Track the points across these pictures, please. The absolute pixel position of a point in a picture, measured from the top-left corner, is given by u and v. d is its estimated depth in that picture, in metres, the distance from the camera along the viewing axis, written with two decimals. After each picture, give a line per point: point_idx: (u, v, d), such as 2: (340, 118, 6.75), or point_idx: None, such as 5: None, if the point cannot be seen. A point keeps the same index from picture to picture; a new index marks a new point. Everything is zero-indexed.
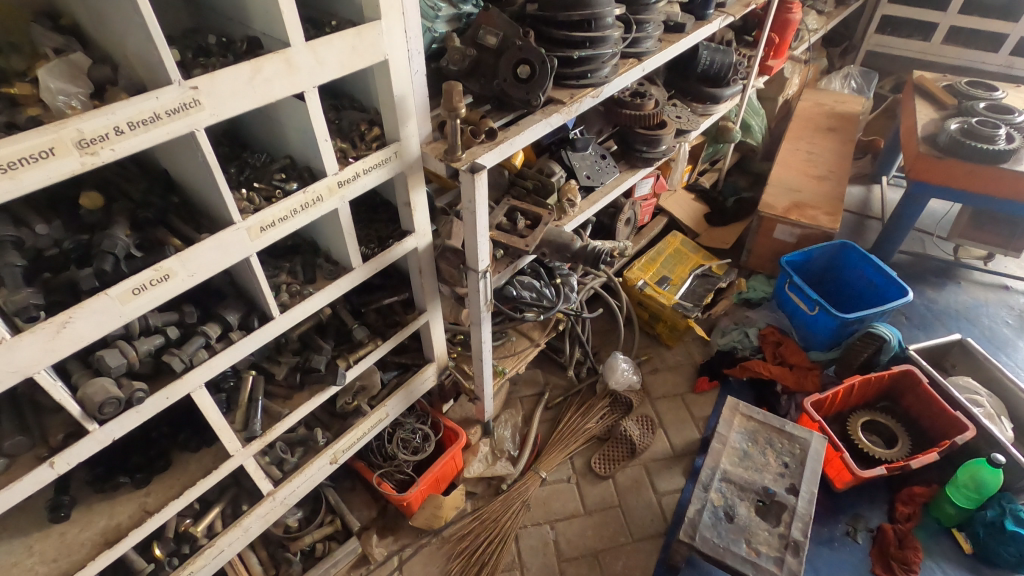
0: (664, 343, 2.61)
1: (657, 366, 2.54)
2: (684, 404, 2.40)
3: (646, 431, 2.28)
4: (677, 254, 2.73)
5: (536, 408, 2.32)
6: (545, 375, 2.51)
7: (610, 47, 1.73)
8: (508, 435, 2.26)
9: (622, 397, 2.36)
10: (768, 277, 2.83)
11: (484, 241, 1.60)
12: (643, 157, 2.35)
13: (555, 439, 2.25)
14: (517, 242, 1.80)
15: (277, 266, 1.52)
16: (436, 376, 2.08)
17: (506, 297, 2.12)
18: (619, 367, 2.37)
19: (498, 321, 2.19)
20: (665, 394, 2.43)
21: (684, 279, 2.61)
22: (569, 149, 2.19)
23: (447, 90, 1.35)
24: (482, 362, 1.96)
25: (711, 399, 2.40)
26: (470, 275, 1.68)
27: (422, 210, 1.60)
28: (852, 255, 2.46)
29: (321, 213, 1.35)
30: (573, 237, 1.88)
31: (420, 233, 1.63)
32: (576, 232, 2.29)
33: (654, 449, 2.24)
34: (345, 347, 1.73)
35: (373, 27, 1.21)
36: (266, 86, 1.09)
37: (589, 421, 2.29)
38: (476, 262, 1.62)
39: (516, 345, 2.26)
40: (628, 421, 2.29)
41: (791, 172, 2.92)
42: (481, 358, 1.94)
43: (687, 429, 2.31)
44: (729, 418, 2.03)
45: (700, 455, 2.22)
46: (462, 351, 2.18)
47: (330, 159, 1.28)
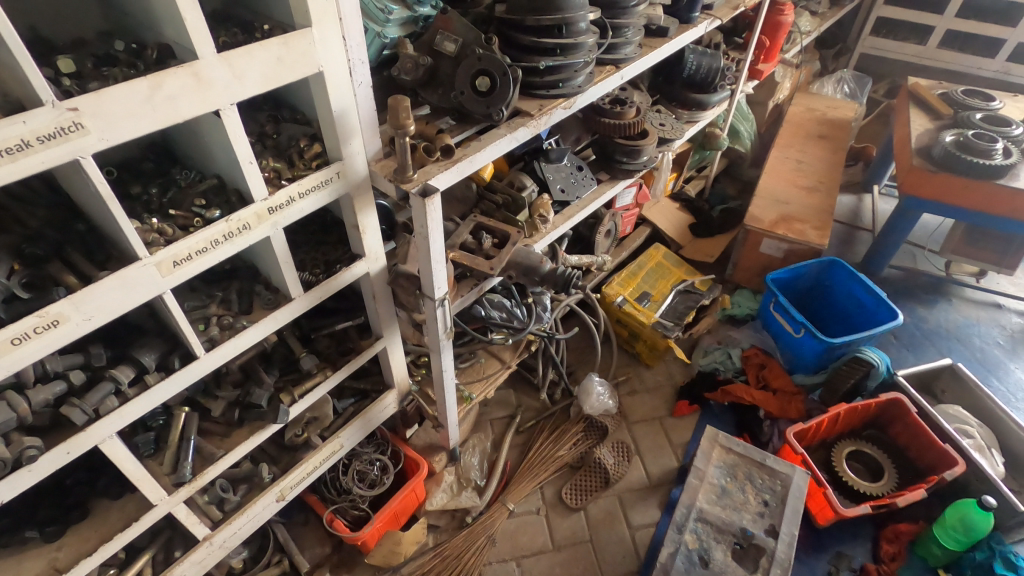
0: (644, 363, 2.49)
1: (635, 387, 2.42)
2: (662, 430, 2.28)
3: (621, 460, 2.16)
4: (660, 267, 2.60)
5: (506, 434, 2.19)
6: (517, 396, 2.38)
7: (583, 55, 1.59)
8: (476, 463, 2.14)
9: (597, 423, 2.24)
10: (753, 292, 2.72)
11: (441, 267, 1.46)
12: (623, 168, 2.21)
13: (525, 467, 2.13)
14: (481, 265, 1.66)
15: (210, 295, 1.38)
16: (397, 402, 1.95)
17: (474, 317, 1.95)
18: (595, 390, 2.24)
19: (465, 344, 2.06)
20: (642, 418, 2.32)
21: (665, 296, 2.49)
22: (543, 160, 2.05)
23: (393, 105, 1.20)
24: (444, 390, 1.83)
25: (690, 424, 2.29)
26: (426, 302, 1.55)
27: (372, 233, 1.46)
28: (841, 272, 2.34)
29: (250, 242, 1.20)
30: (543, 258, 1.75)
31: (372, 257, 1.49)
32: (550, 247, 2.16)
33: (630, 478, 2.13)
34: (291, 378, 1.59)
35: (303, 35, 1.06)
36: (170, 104, 0.94)
37: (561, 449, 2.16)
38: (432, 290, 1.49)
39: (485, 367, 2.13)
40: (602, 448, 2.17)
41: (780, 182, 2.80)
42: (444, 386, 1.81)
43: (664, 457, 2.19)
44: (708, 450, 1.92)
45: (678, 485, 2.10)
46: (426, 374, 2.05)
47: (257, 183, 1.14)
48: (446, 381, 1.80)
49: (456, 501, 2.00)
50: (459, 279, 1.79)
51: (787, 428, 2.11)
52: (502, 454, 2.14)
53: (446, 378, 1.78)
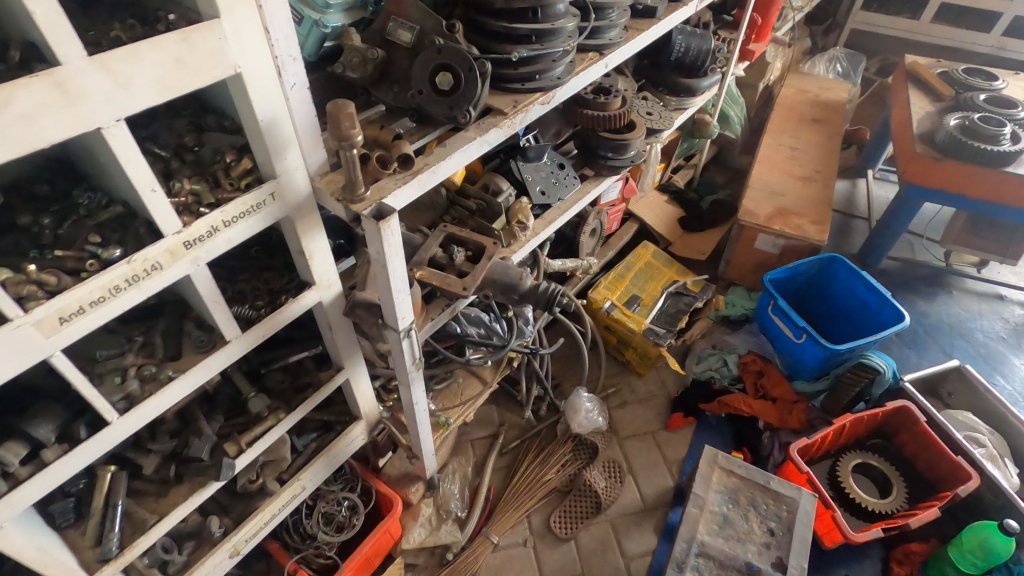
0: (634, 371, 2.33)
1: (626, 399, 2.26)
2: (656, 445, 2.13)
3: (613, 482, 2.00)
4: (649, 268, 2.42)
5: (488, 457, 2.02)
6: (499, 413, 2.20)
7: (562, 42, 1.38)
8: (456, 491, 1.97)
9: (587, 441, 2.08)
10: (747, 289, 2.58)
11: (405, 295, 1.26)
12: (609, 164, 2.02)
13: (510, 495, 1.96)
14: (453, 285, 1.46)
15: (129, 339, 1.16)
16: (366, 434, 1.76)
17: (449, 335, 1.81)
18: (584, 407, 2.08)
19: (440, 364, 1.86)
20: (634, 433, 2.16)
21: (657, 299, 2.31)
22: (520, 159, 1.84)
23: (332, 111, 0.99)
24: (417, 422, 1.64)
25: (685, 438, 2.14)
26: (390, 334, 1.35)
27: (323, 257, 1.25)
28: (842, 270, 2.19)
29: (166, 283, 0.99)
30: (523, 273, 1.56)
31: (323, 284, 1.28)
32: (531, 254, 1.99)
33: (623, 501, 1.97)
34: (237, 424, 1.39)
35: (209, 28, 0.84)
36: (26, 125, 0.72)
37: (549, 473, 1.99)
38: (395, 320, 1.29)
39: (464, 387, 1.95)
40: (593, 470, 2.01)
41: (774, 172, 2.63)
42: (416, 419, 1.62)
43: (659, 476, 2.04)
44: (707, 473, 1.77)
45: (675, 507, 1.96)
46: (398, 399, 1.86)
47: (165, 213, 0.92)
48: (419, 413, 1.61)
49: (435, 537, 1.82)
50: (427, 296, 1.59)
51: (789, 442, 1.97)
52: (485, 481, 1.96)
53: (418, 410, 1.59)
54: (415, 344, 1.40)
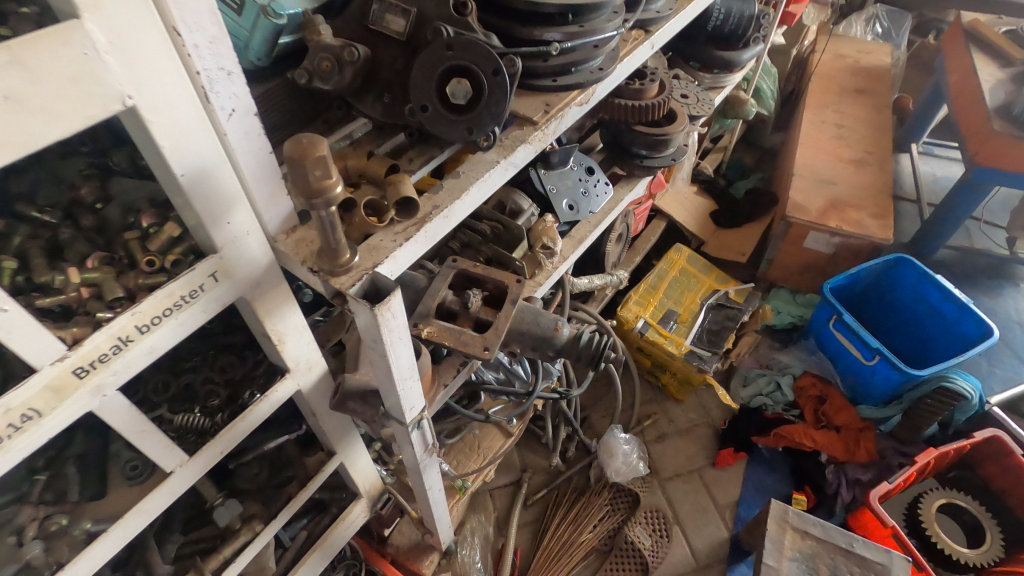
0: (671, 397, 2.03)
1: (664, 431, 1.97)
2: (704, 487, 1.85)
3: (659, 537, 1.72)
4: (684, 276, 2.10)
5: (512, 515, 1.73)
6: (521, 456, 1.91)
7: (607, 21, 1.03)
8: (477, 557, 1.68)
9: (625, 488, 1.79)
10: (791, 292, 2.28)
11: (413, 382, 0.93)
12: (643, 164, 1.66)
13: (541, 560, 1.67)
14: (470, 346, 1.14)
15: (29, 475, 0.82)
16: (368, 511, 1.45)
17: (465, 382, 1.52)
18: (621, 449, 1.78)
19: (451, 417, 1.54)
20: (677, 472, 1.88)
21: (696, 314, 2.00)
22: (541, 166, 1.50)
23: (294, 155, 0.63)
24: (431, 503, 1.33)
25: (737, 477, 1.86)
26: (395, 424, 1.03)
27: (298, 336, 0.91)
28: (909, 273, 1.89)
29: (56, 428, 0.65)
30: (558, 320, 1.23)
31: (301, 369, 0.95)
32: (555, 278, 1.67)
33: (673, 560, 1.69)
34: (202, 542, 1.07)
35: (63, 37, 0.48)
36: None
37: (585, 531, 1.71)
38: (401, 414, 0.96)
39: (483, 438, 1.64)
40: (636, 524, 1.72)
41: (820, 156, 2.29)
42: (430, 501, 1.31)
43: (710, 525, 1.77)
44: (778, 536, 1.48)
45: (734, 564, 1.68)
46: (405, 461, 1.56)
47: (32, 337, 0.57)
48: (433, 495, 1.30)
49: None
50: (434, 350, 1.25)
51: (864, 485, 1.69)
52: (511, 546, 1.67)
53: (432, 492, 1.28)
54: (428, 430, 1.07)
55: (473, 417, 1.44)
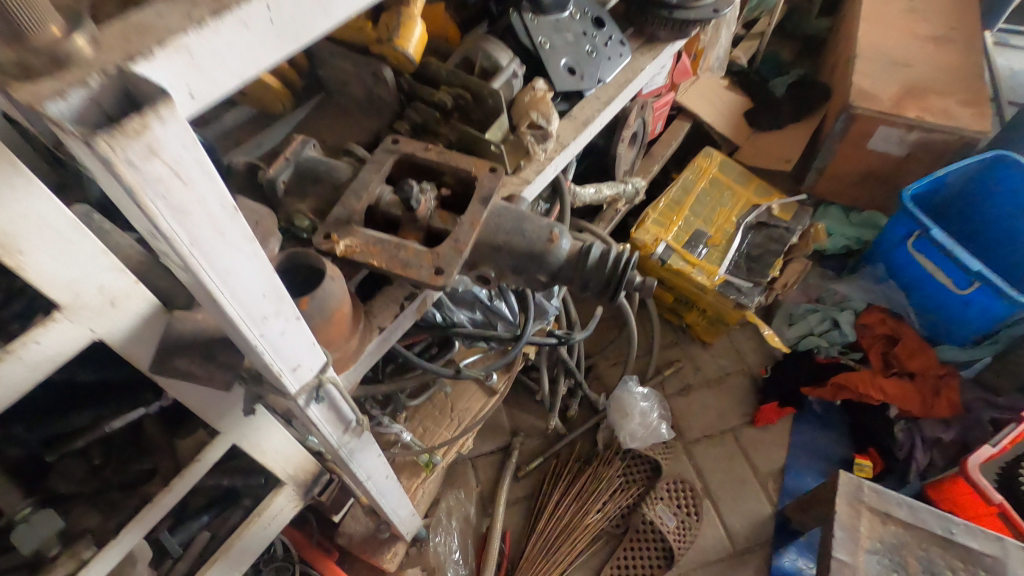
0: (697, 339, 1.64)
1: (689, 382, 1.58)
2: (740, 452, 1.47)
3: (687, 516, 1.35)
4: (715, 187, 1.65)
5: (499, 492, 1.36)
6: (512, 416, 1.54)
7: None
8: (454, 546, 1.35)
9: (642, 455, 1.41)
10: (843, 208, 1.85)
11: (286, 318, 0.50)
12: (674, 21, 1.16)
13: (536, 548, 1.31)
14: (413, 270, 0.72)
15: None
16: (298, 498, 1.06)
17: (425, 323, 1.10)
18: (637, 408, 1.38)
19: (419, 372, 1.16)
20: (706, 433, 1.50)
21: (731, 236, 1.57)
22: (527, 10, 1.03)
23: None
24: (374, 493, 0.94)
25: (780, 438, 1.49)
26: (280, 396, 0.61)
27: (69, 244, 0.40)
28: (1012, 176, 1.45)
29: None
30: (552, 227, 0.79)
31: (100, 309, 0.45)
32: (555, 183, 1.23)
33: (702, 545, 1.33)
34: None
35: None
36: None
37: (591, 511, 1.34)
38: (275, 376, 0.54)
39: (459, 398, 1.26)
40: (656, 500, 1.34)
41: (889, 32, 1.79)
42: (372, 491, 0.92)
43: (749, 499, 1.40)
44: (852, 522, 1.11)
45: (781, 548, 1.32)
46: None
47: None
48: (374, 483, 0.91)
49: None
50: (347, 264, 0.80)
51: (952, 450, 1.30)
52: (498, 531, 1.32)
53: (375, 479, 0.89)
54: (347, 404, 0.67)
55: (439, 373, 1.05)
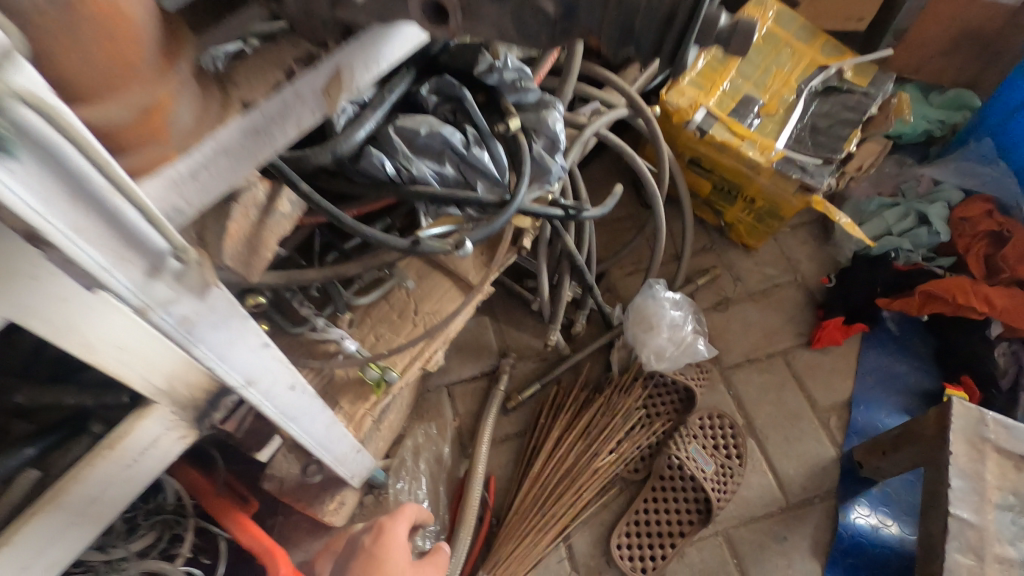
0: (739, 242, 1.29)
1: (727, 296, 1.23)
2: (793, 380, 1.14)
3: (727, 460, 1.03)
4: (771, 43, 1.25)
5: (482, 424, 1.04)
6: (500, 335, 1.20)
7: None
8: (421, 494, 1.05)
9: (673, 381, 1.07)
10: (923, 85, 1.46)
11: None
12: None
13: (528, 498, 0.99)
14: None
15: None
16: (190, 429, 0.56)
17: (374, 182, 0.74)
18: (666, 318, 1.04)
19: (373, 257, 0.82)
20: (749, 357, 1.16)
21: (792, 104, 1.19)
22: None
23: None
24: (276, 416, 0.59)
25: (845, 363, 1.15)
26: None
27: None
28: None
29: None
30: None
31: None
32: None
33: (746, 496, 1.02)
34: None
35: None
36: None
37: (602, 451, 1.02)
38: None
39: (425, 298, 0.92)
40: (689, 439, 1.02)
41: None
42: (266, 412, 0.57)
43: (807, 440, 1.08)
44: (976, 469, 0.79)
45: (850, 500, 1.02)
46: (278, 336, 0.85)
47: None
48: (262, 398, 0.55)
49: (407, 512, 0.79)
50: None
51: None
52: (481, 474, 1.00)
53: (260, 390, 0.53)
54: (117, 197, 0.30)
55: (381, 242, 0.69)
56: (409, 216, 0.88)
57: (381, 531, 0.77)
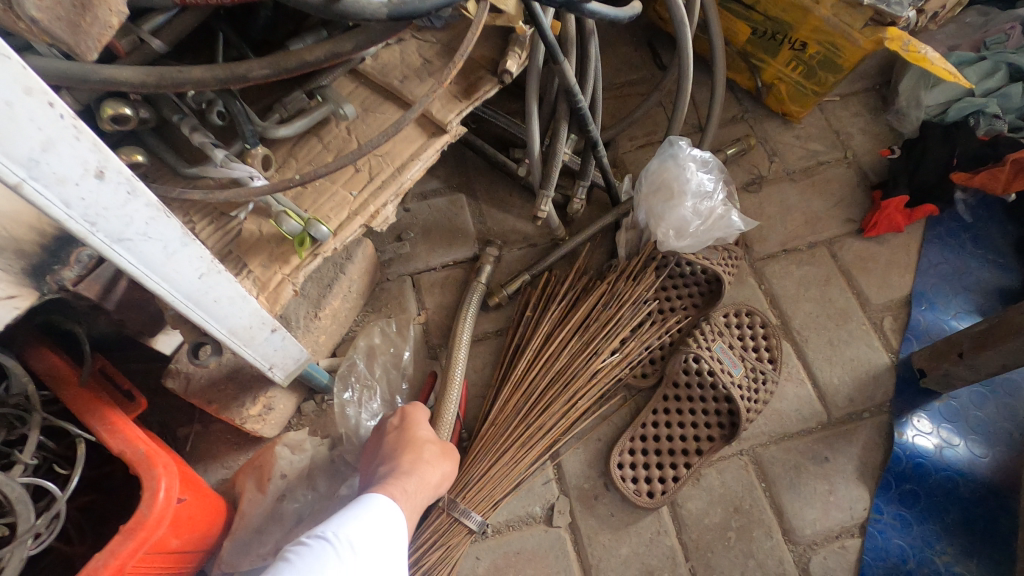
0: (781, 112, 1.04)
1: (761, 174, 1.00)
2: (840, 274, 0.92)
3: (759, 364, 0.82)
4: None
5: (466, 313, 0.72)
6: (480, 215, 0.97)
7: None
8: (376, 400, 0.84)
9: (695, 268, 0.85)
10: None
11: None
12: None
13: (509, 406, 0.78)
14: None
15: None
16: (22, 284, 0.43)
17: None
18: (690, 183, 0.80)
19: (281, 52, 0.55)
20: (787, 246, 0.94)
21: None
22: None
23: None
24: (78, 226, 0.36)
25: (904, 254, 0.93)
26: None
27: None
28: None
29: None
30: None
31: None
32: None
33: (778, 409, 0.82)
34: None
35: None
36: None
37: (604, 351, 0.81)
38: None
39: (371, 134, 0.67)
40: (713, 335, 0.81)
41: None
42: (44, 208, 0.33)
43: (855, 345, 0.87)
44: None
45: (906, 414, 0.82)
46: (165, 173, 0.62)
47: None
48: (23, 172, 0.31)
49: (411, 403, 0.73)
50: None
51: None
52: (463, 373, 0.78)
53: (5, 152, 0.30)
54: None
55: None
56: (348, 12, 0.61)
57: (404, 408, 0.73)
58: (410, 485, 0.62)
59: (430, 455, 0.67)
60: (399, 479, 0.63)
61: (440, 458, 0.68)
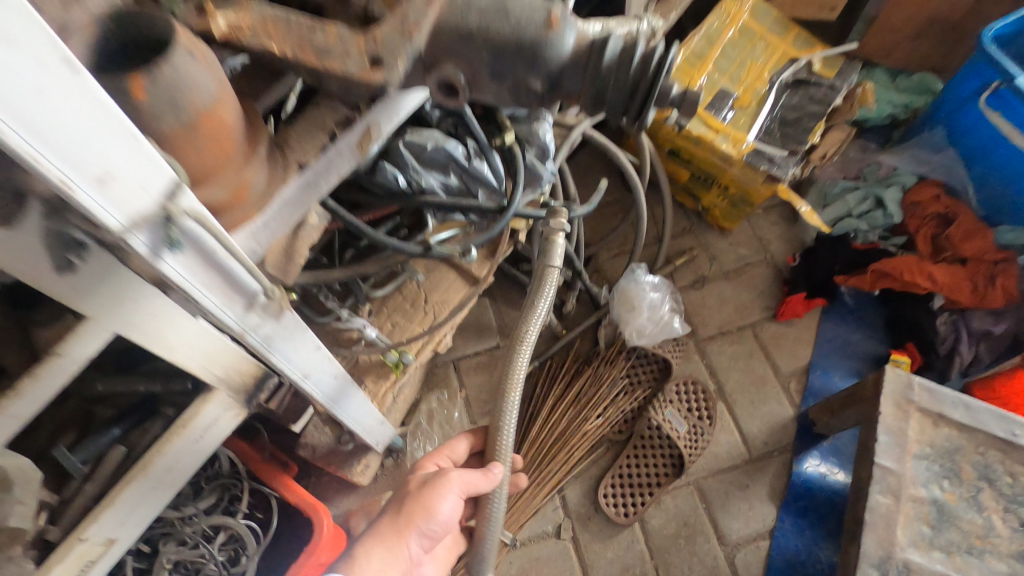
0: (715, 225, 1.41)
1: (703, 274, 1.36)
2: (760, 350, 1.29)
3: (700, 422, 1.18)
4: (745, 39, 1.35)
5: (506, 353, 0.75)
6: (500, 314, 1.34)
7: None
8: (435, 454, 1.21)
9: (653, 354, 1.21)
10: (892, 71, 1.55)
11: (81, 101, 0.28)
12: None
13: (527, 459, 1.15)
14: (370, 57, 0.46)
15: None
16: (240, 407, 0.69)
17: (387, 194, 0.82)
18: (647, 300, 1.18)
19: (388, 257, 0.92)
20: (722, 329, 1.31)
21: (764, 97, 1.28)
22: None
23: None
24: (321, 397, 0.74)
25: (806, 334, 1.30)
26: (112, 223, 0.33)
27: None
28: None
29: None
30: (552, 5, 0.51)
31: None
32: None
33: (714, 452, 1.18)
34: None
35: None
36: None
37: (591, 416, 1.17)
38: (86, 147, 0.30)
39: (434, 287, 1.04)
40: (666, 404, 1.17)
41: None
42: (314, 393, 0.72)
43: (769, 402, 1.23)
44: (900, 426, 0.94)
45: (803, 453, 1.18)
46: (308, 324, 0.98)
47: None
48: (314, 384, 0.70)
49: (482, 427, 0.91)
50: (242, 73, 0.53)
51: None
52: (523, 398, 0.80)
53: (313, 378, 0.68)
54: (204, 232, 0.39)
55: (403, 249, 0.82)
56: (415, 215, 0.94)
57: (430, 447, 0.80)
58: (376, 556, 0.71)
59: (418, 515, 0.73)
60: (378, 544, 0.72)
61: (437, 509, 0.73)
